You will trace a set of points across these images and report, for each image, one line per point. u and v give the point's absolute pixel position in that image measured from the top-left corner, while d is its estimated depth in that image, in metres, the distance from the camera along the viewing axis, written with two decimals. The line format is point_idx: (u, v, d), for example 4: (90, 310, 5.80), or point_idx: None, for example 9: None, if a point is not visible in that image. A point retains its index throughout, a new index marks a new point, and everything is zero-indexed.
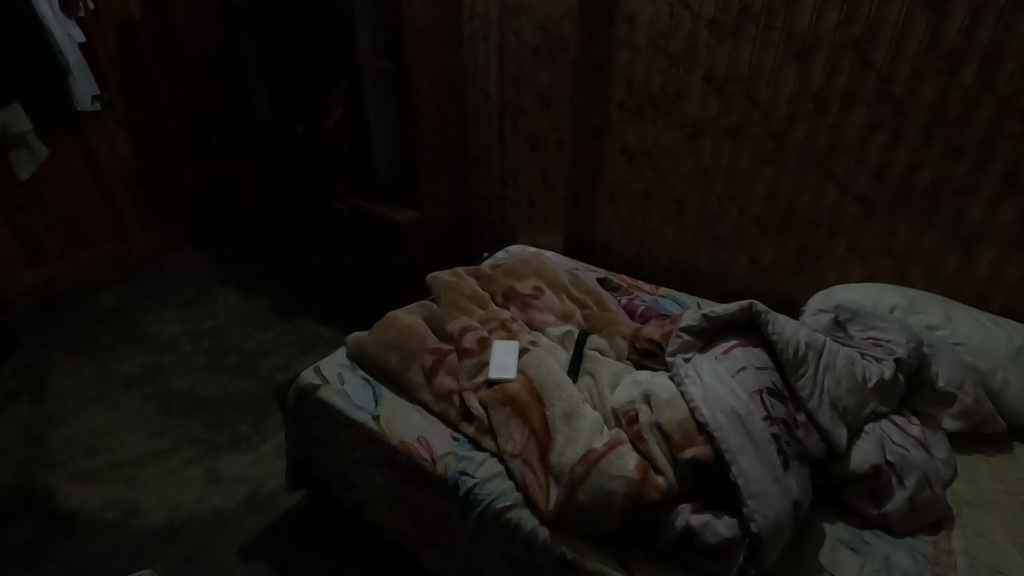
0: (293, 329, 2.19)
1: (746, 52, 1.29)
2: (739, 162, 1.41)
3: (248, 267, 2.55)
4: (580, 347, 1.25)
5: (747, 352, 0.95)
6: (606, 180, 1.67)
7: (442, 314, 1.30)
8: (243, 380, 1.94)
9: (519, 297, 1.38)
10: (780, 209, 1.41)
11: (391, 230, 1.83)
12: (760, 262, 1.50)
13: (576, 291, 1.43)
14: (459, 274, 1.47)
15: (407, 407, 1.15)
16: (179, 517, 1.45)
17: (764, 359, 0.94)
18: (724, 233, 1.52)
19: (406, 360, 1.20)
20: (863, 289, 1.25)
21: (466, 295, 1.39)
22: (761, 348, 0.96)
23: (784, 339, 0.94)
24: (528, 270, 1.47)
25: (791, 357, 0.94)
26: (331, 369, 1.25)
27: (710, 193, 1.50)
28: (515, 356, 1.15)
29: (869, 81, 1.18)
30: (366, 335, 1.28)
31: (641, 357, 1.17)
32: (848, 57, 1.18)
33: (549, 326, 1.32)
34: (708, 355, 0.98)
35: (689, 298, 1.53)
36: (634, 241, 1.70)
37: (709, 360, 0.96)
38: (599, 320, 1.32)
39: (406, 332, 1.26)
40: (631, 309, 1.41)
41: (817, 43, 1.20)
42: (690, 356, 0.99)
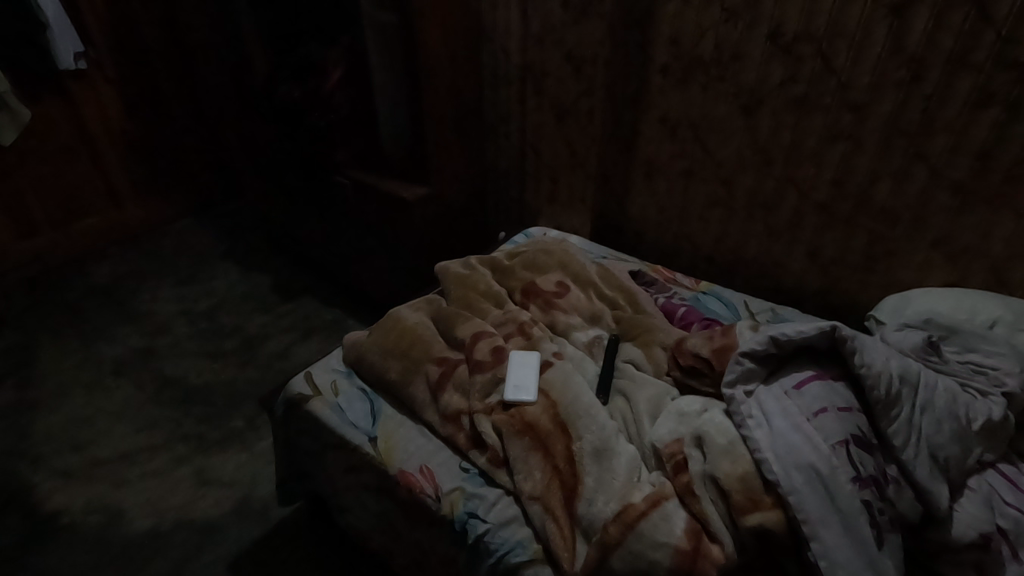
0: (295, 311, 2.04)
1: (826, 3, 1.05)
2: (805, 139, 1.19)
3: (249, 240, 2.40)
4: (611, 359, 1.07)
5: (826, 389, 0.76)
6: (642, 156, 1.45)
7: (452, 315, 1.12)
8: (240, 367, 1.81)
9: (540, 295, 1.20)
10: (851, 196, 1.19)
11: (399, 209, 1.65)
12: (821, 256, 1.30)
13: (606, 288, 1.24)
14: (472, 265, 1.29)
15: (409, 427, 0.99)
16: (167, 523, 1.34)
17: (848, 399, 0.75)
18: (779, 221, 1.31)
19: (408, 371, 1.03)
20: (955, 297, 1.05)
21: (479, 292, 1.21)
22: (844, 383, 0.77)
23: (874, 373, 0.75)
24: (551, 262, 1.28)
25: (882, 397, 0.75)
26: (324, 377, 1.10)
27: (766, 175, 1.28)
28: (537, 372, 0.98)
29: (985, 41, 0.95)
30: (365, 338, 1.12)
31: (685, 376, 0.99)
32: (961, 10, 0.94)
33: (574, 331, 1.14)
34: (775, 388, 0.79)
35: (734, 296, 1.34)
36: (670, 227, 1.50)
37: (777, 396, 0.77)
38: (632, 325, 1.13)
39: (409, 337, 1.09)
40: (670, 311, 1.22)
41: None
42: (752, 389, 0.80)
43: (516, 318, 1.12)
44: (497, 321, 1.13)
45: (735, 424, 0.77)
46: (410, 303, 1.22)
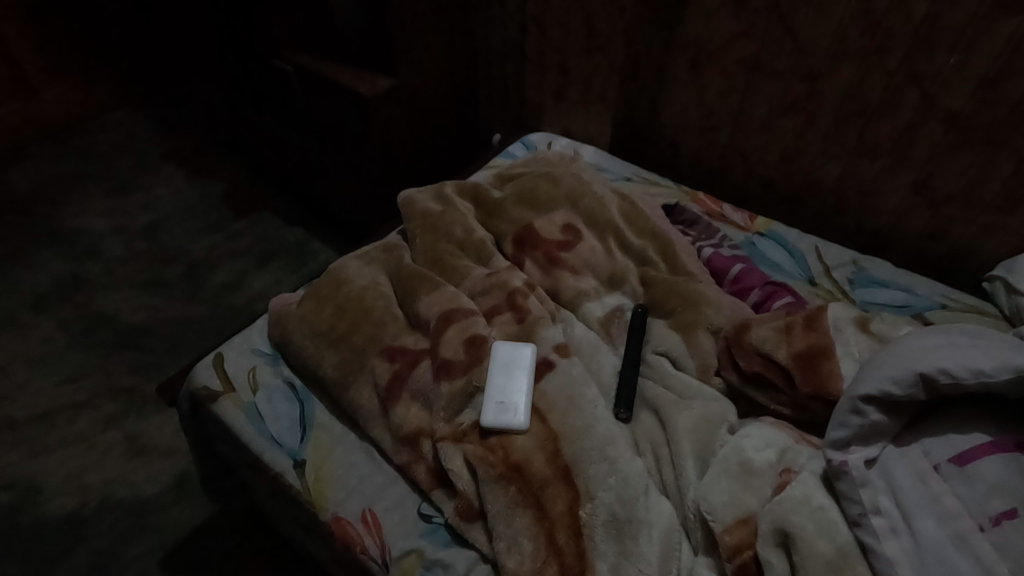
0: (250, 230, 1.71)
1: None
2: (952, 13, 0.77)
3: (195, 136, 1.99)
4: (636, 349, 0.75)
5: (1014, 471, 0.44)
6: (689, 37, 1.02)
7: (414, 278, 0.80)
8: (181, 302, 1.52)
9: (539, 247, 0.86)
10: (1004, 104, 0.80)
11: (358, 109, 1.25)
12: (934, 190, 0.93)
13: (632, 234, 0.89)
14: (446, 198, 0.93)
15: (351, 448, 0.71)
16: (92, 503, 1.13)
17: None
18: (881, 136, 0.92)
19: (347, 368, 0.73)
20: None
21: (454, 241, 0.87)
22: None
23: None
24: (554, 194, 0.91)
25: None
26: (239, 364, 0.80)
27: (876, 68, 0.87)
28: (529, 378, 0.67)
29: None
30: (295, 309, 0.80)
31: (746, 385, 0.69)
32: None
33: (585, 300, 0.82)
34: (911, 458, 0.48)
35: (801, 239, 0.99)
36: (719, 139, 1.11)
37: (919, 480, 0.47)
38: (666, 293, 0.81)
39: (350, 313, 0.77)
40: (720, 269, 0.88)
41: None
42: (875, 458, 0.49)
43: (503, 286, 0.79)
44: (477, 289, 0.80)
45: (846, 518, 0.48)
46: (357, 254, 0.89)
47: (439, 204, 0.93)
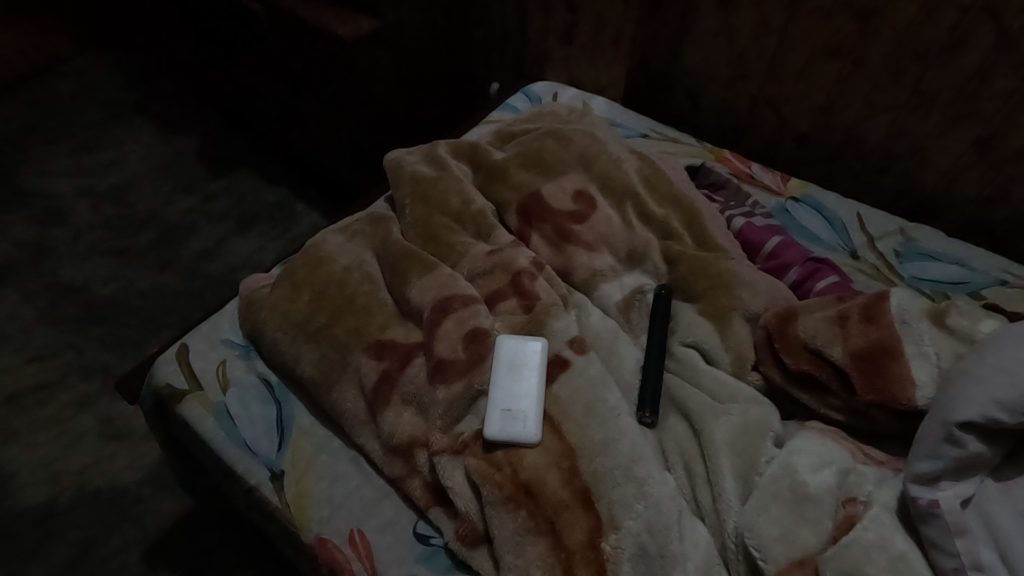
0: (228, 191, 1.57)
1: None
2: None
3: (164, 86, 1.82)
4: (661, 339, 0.66)
5: None
6: None
7: (404, 258, 0.69)
8: (156, 272, 1.40)
9: (547, 219, 0.75)
10: None
11: (338, 55, 1.10)
12: (998, 148, 0.81)
13: (653, 202, 0.78)
14: (440, 162, 0.81)
15: (335, 456, 0.62)
16: (68, 493, 1.05)
17: None
18: (943, 86, 0.80)
19: (329, 366, 0.63)
20: None
21: (450, 212, 0.76)
22: None
23: None
24: (564, 157, 0.79)
25: None
26: (206, 359, 0.70)
27: (946, 3, 0.73)
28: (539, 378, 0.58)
29: None
30: (269, 295, 0.70)
31: (790, 385, 0.59)
32: None
33: (601, 281, 0.72)
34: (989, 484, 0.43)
35: (841, 205, 0.88)
36: (749, 88, 0.98)
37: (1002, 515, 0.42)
38: (694, 274, 0.71)
39: (332, 300, 0.67)
40: (753, 242, 0.77)
41: None
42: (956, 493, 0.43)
43: (508, 266, 0.69)
44: (477, 270, 0.70)
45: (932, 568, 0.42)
46: (339, 228, 0.78)
47: (432, 167, 0.81)
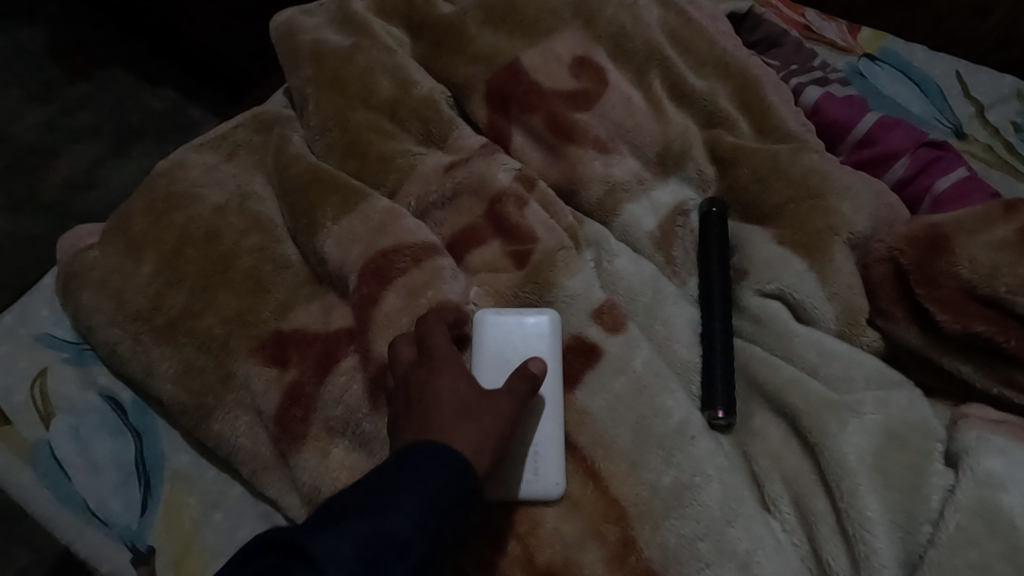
0: (92, 95, 1.19)
1: None
2: None
3: None
4: (725, 286, 0.43)
5: None
6: None
7: (315, 187, 0.43)
8: (13, 214, 1.08)
9: (533, 104, 0.48)
10: None
11: None
12: None
13: (689, 70, 0.51)
14: (357, 22, 0.51)
15: (235, 515, 0.40)
16: None
17: None
18: None
19: (202, 383, 0.39)
20: None
21: (380, 104, 0.48)
22: None
23: None
24: (550, 3, 0.51)
25: None
26: (11, 372, 0.44)
27: None
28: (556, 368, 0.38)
29: None
30: (96, 262, 0.43)
31: (939, 351, 0.38)
32: None
33: (625, 199, 0.47)
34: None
35: (936, 59, 0.63)
36: None
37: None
38: (762, 177, 0.46)
39: (201, 267, 0.41)
40: (838, 123, 0.52)
41: None
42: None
43: (480, 186, 0.44)
44: (433, 197, 0.45)
45: None
46: (210, 141, 0.49)
47: (344, 33, 0.51)
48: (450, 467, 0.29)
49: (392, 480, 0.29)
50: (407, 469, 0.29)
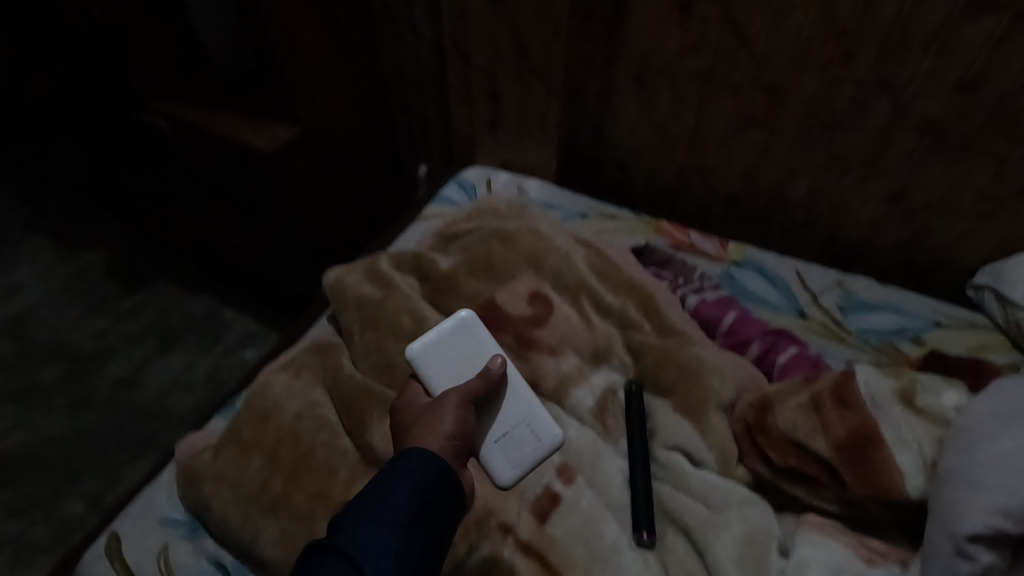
0: (144, 306, 1.44)
1: None
2: (920, 16, 0.70)
3: (58, 197, 1.66)
4: (644, 443, 0.63)
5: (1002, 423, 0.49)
6: (631, 51, 0.91)
7: (363, 396, 0.64)
8: (70, 413, 1.26)
9: (505, 327, 0.73)
10: (980, 108, 0.75)
11: (255, 165, 1.06)
12: (909, 199, 0.87)
13: (607, 292, 0.77)
14: (384, 278, 0.77)
15: None
16: None
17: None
18: (852, 147, 0.86)
19: (294, 542, 0.57)
20: None
21: (403, 334, 0.72)
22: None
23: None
24: (512, 258, 0.78)
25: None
26: (144, 549, 0.61)
27: (843, 78, 0.80)
28: (484, 346, 0.66)
29: None
30: (214, 462, 0.63)
31: (780, 479, 0.59)
32: None
33: (572, 387, 0.69)
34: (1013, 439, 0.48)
35: (781, 262, 0.91)
36: (676, 159, 1.02)
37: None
38: (661, 364, 0.69)
39: (289, 459, 0.61)
40: (710, 320, 0.78)
41: None
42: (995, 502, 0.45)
43: None
44: None
45: None
46: (285, 366, 0.71)
47: (377, 285, 0.76)
48: (424, 455, 0.49)
49: (390, 468, 0.49)
50: (400, 462, 0.49)
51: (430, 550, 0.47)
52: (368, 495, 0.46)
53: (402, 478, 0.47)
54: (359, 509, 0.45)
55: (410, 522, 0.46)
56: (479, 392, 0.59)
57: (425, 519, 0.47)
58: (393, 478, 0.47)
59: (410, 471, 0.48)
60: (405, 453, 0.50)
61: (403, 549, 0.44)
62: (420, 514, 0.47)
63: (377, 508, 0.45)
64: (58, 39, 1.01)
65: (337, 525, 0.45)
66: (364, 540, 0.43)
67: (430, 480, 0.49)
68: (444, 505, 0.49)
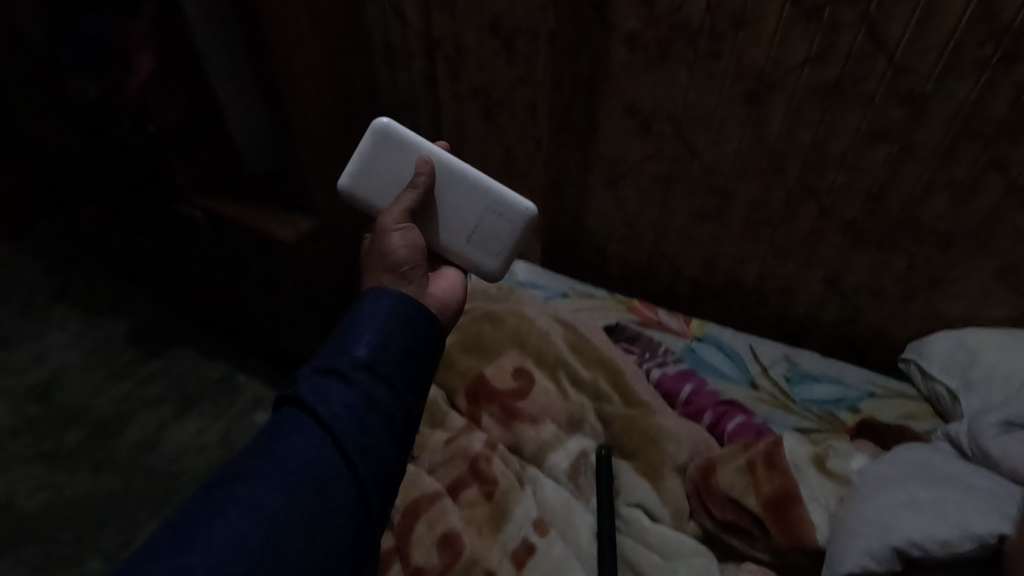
0: (162, 371, 1.55)
1: None
2: (831, 142, 0.87)
3: (85, 268, 1.80)
4: (610, 501, 0.74)
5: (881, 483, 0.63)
6: (603, 158, 1.07)
7: None
8: (91, 473, 1.35)
9: (493, 398, 0.85)
10: (889, 213, 0.90)
11: (277, 250, 1.21)
12: (842, 284, 1.02)
13: (580, 365, 0.89)
14: None
15: None
16: None
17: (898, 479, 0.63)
18: (790, 241, 1.01)
19: None
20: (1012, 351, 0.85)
21: None
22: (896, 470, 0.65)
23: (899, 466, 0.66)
24: (500, 337, 0.91)
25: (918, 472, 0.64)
26: None
27: (777, 186, 0.95)
28: (409, 148, 0.78)
29: None
30: None
31: (722, 532, 0.69)
32: None
33: (549, 451, 0.80)
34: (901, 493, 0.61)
35: (736, 338, 1.04)
36: (645, 246, 1.17)
37: (962, 534, 0.55)
38: (625, 430, 0.81)
39: None
40: (671, 391, 0.90)
41: None
42: (889, 539, 0.57)
43: (464, 452, 0.78)
44: (437, 460, 0.78)
45: None
46: None
47: None
48: (386, 296, 0.61)
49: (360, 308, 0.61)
50: (368, 300, 0.61)
51: (398, 375, 0.57)
52: (343, 332, 0.58)
53: (366, 315, 0.59)
54: (334, 346, 0.57)
55: (382, 343, 0.57)
56: (417, 206, 0.76)
57: (392, 352, 0.57)
58: (360, 316, 0.59)
59: (375, 310, 0.60)
60: (379, 294, 0.61)
61: (368, 385, 0.55)
62: (384, 338, 0.58)
63: (342, 352, 0.56)
64: (113, 147, 1.17)
65: (306, 373, 0.56)
66: (323, 387, 0.54)
67: (395, 318, 0.59)
68: (413, 338, 0.59)
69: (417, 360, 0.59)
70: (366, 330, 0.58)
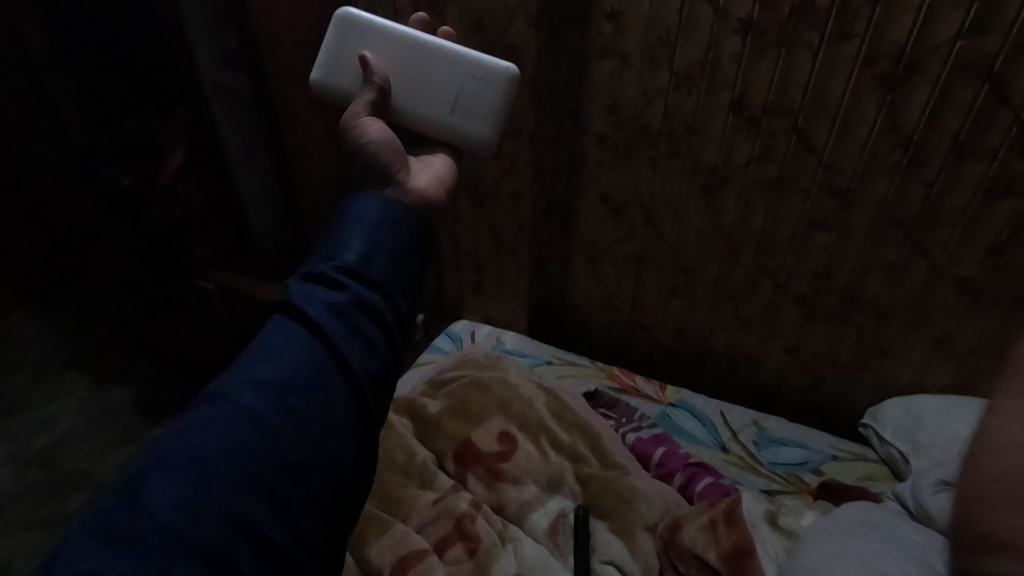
0: None
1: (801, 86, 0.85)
2: (779, 227, 0.99)
3: None
4: (585, 559, 0.81)
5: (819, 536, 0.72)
6: (582, 239, 1.19)
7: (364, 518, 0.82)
8: None
9: (479, 461, 0.92)
10: (836, 289, 1.01)
11: None
12: (802, 353, 1.11)
13: (561, 430, 0.96)
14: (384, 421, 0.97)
15: None
16: None
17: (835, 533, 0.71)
18: (752, 313, 1.11)
19: None
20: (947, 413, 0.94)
21: (397, 468, 0.90)
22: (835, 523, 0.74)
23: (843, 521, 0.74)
24: (486, 404, 0.98)
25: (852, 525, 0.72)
26: None
27: (736, 265, 1.07)
28: (374, 39, 0.74)
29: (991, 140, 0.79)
30: None
31: None
32: (965, 97, 0.78)
33: (530, 511, 0.86)
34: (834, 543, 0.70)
35: (708, 403, 1.12)
36: (622, 317, 1.26)
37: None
38: (602, 492, 0.87)
39: None
40: (644, 454, 0.97)
41: (915, 79, 0.78)
42: None
43: (451, 511, 0.84)
44: (426, 519, 0.84)
45: None
46: None
47: None
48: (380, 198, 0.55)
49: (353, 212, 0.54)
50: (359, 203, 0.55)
51: (393, 274, 0.51)
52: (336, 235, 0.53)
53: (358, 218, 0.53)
54: (324, 251, 0.52)
55: (378, 238, 0.52)
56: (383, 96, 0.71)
57: (384, 256, 0.51)
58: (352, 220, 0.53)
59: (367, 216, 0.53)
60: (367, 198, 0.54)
61: (363, 287, 0.49)
62: (380, 236, 0.52)
63: (327, 258, 0.51)
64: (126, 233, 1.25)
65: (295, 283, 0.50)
66: (312, 293, 0.49)
67: (387, 225, 0.53)
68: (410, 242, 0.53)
69: (414, 261, 0.53)
70: (361, 231, 0.52)
